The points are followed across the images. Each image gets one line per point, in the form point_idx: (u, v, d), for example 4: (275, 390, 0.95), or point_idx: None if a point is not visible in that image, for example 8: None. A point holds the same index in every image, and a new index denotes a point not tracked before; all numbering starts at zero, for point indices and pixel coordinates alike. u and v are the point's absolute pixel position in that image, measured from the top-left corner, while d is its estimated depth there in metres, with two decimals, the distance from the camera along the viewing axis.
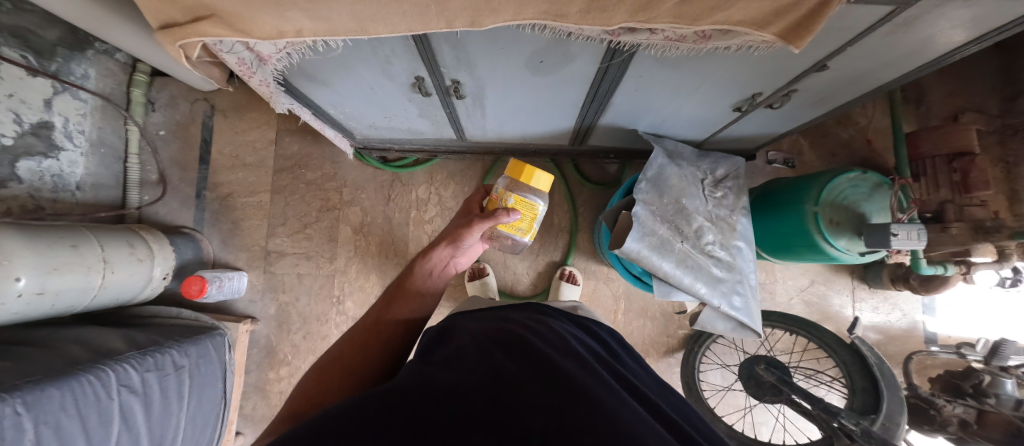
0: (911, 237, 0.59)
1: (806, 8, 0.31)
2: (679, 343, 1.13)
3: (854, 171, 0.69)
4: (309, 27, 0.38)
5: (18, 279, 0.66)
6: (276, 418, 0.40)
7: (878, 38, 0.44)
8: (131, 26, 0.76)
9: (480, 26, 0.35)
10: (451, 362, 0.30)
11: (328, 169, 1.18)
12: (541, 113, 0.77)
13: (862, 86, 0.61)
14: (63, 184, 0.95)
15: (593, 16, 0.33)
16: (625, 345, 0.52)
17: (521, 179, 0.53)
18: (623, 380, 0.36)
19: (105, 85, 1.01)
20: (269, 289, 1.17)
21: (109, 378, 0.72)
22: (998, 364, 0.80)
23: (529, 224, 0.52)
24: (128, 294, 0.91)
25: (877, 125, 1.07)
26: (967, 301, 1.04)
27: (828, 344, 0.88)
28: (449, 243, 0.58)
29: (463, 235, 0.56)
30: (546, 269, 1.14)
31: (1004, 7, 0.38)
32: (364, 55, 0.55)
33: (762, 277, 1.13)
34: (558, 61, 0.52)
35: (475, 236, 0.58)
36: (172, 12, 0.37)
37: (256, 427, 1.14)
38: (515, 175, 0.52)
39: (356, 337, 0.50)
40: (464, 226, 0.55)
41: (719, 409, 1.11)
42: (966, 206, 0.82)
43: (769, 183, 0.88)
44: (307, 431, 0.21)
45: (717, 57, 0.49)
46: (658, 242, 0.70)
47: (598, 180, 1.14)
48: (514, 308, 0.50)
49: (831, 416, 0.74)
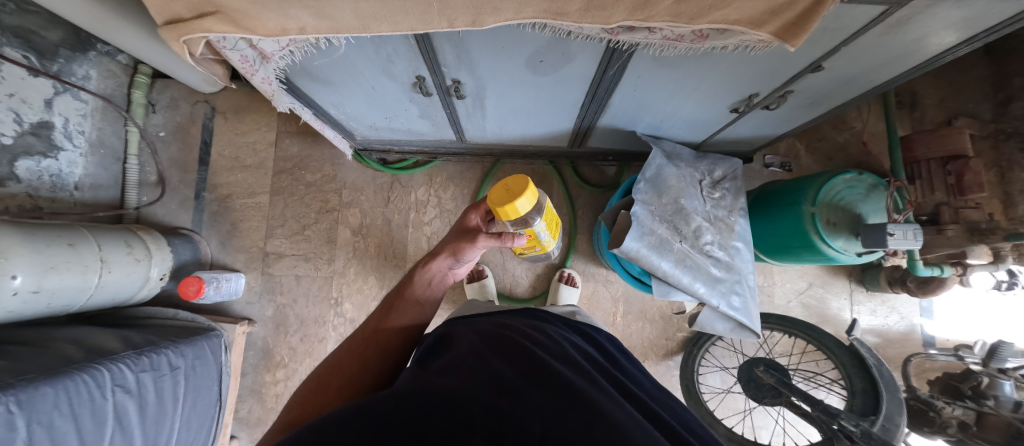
0: (907, 237, 0.59)
1: (801, 6, 0.31)
2: (678, 346, 1.12)
3: (850, 172, 0.70)
4: (312, 24, 0.38)
5: (14, 277, 0.66)
6: (274, 427, 0.40)
7: (873, 38, 0.45)
8: (136, 26, 0.77)
9: (481, 25, 0.35)
10: (450, 370, 0.30)
11: (328, 171, 1.19)
12: (541, 114, 0.77)
13: (856, 87, 0.62)
14: (61, 184, 0.95)
15: (592, 14, 0.34)
16: (624, 351, 0.52)
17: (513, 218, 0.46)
18: (620, 384, 0.37)
19: (106, 86, 1.03)
20: (267, 291, 1.16)
21: (104, 378, 0.71)
22: (996, 366, 0.80)
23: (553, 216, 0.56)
24: (124, 294, 0.90)
25: (872, 129, 1.08)
26: (963, 304, 1.05)
27: (827, 347, 0.88)
28: (450, 255, 0.58)
29: (466, 248, 0.57)
30: (545, 271, 1.14)
31: (994, 8, 0.39)
32: (367, 54, 0.55)
33: (761, 280, 1.13)
34: (558, 61, 0.53)
35: (476, 247, 0.58)
36: (178, 8, 0.38)
37: (251, 431, 1.13)
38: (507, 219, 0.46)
39: (355, 346, 0.49)
40: (468, 240, 0.56)
41: (719, 412, 1.10)
42: (961, 208, 0.84)
43: (765, 186, 0.89)
44: (305, 439, 0.21)
45: (714, 58, 0.50)
46: (657, 241, 0.71)
47: (598, 182, 1.15)
48: (510, 312, 0.51)
49: (832, 418, 0.74)
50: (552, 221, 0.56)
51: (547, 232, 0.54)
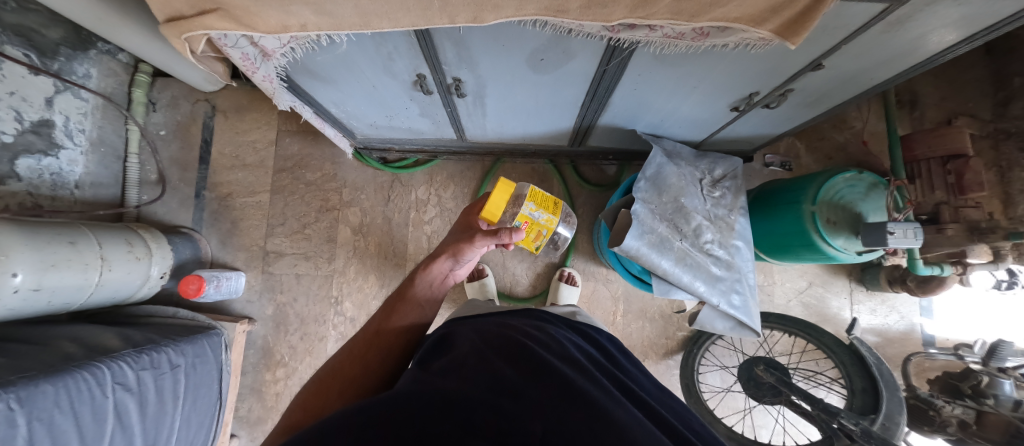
0: (907, 236, 0.59)
1: (801, 4, 0.32)
2: (678, 345, 1.12)
3: (850, 171, 0.70)
4: (313, 21, 0.38)
5: (15, 275, 0.66)
6: (275, 431, 0.40)
7: (873, 37, 0.45)
8: (136, 24, 0.77)
9: (482, 22, 0.36)
10: (451, 371, 0.30)
11: (328, 170, 1.19)
12: (542, 113, 0.77)
13: (856, 86, 0.62)
14: (62, 182, 0.95)
15: (593, 12, 0.34)
16: (624, 350, 0.52)
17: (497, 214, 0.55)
18: (621, 383, 0.37)
19: (107, 85, 1.03)
20: (267, 290, 1.16)
21: (105, 375, 0.71)
22: (995, 365, 0.81)
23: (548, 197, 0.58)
24: (125, 292, 0.90)
25: (872, 128, 1.08)
26: (963, 303, 1.05)
27: (827, 346, 0.88)
28: (450, 256, 0.59)
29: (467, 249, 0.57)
30: (545, 270, 1.15)
31: (994, 6, 0.39)
32: (367, 51, 0.55)
33: (761, 279, 1.13)
34: (559, 59, 0.53)
35: (477, 248, 0.59)
36: (179, 5, 0.38)
37: (251, 430, 1.13)
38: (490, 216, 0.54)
39: (355, 349, 0.49)
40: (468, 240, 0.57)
41: (718, 411, 1.10)
42: (961, 207, 0.84)
43: (766, 185, 0.89)
44: (306, 442, 0.21)
45: (715, 56, 0.50)
46: (657, 240, 0.71)
47: (598, 181, 1.15)
48: (510, 313, 0.51)
49: (831, 417, 0.74)
50: (548, 201, 0.58)
51: (544, 212, 0.57)
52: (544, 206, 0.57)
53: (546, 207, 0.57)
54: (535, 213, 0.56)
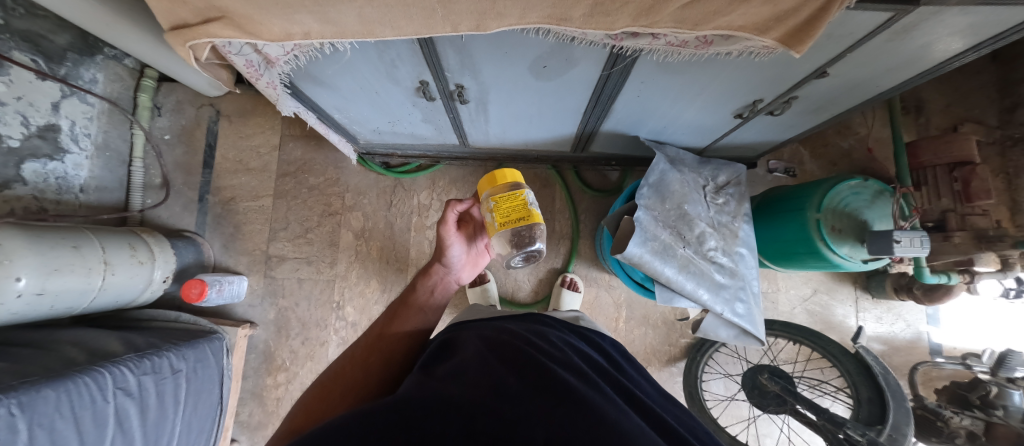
0: (913, 244, 0.58)
1: (806, 13, 0.31)
2: (681, 352, 1.11)
3: (854, 178, 0.70)
4: (317, 29, 0.39)
5: (18, 279, 0.66)
6: (277, 434, 0.40)
7: (879, 45, 0.45)
8: (143, 30, 0.78)
9: (485, 30, 0.36)
10: (452, 378, 0.29)
11: (331, 174, 1.19)
12: (545, 119, 0.77)
13: (862, 92, 0.61)
14: (67, 187, 0.96)
15: (596, 20, 0.33)
16: (628, 356, 0.52)
17: (499, 184, 0.47)
18: (625, 391, 0.36)
19: (113, 89, 1.04)
20: (268, 294, 1.16)
21: (106, 381, 0.71)
22: (1005, 376, 0.78)
23: (510, 211, 0.43)
24: (127, 297, 0.90)
25: (876, 135, 1.08)
26: (968, 311, 1.04)
27: (832, 354, 0.85)
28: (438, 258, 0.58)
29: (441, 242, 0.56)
30: (546, 276, 1.14)
31: (1003, 15, 0.38)
32: (371, 58, 0.55)
33: (764, 286, 1.12)
34: (561, 66, 0.53)
35: (453, 239, 0.56)
36: (184, 13, 0.38)
37: (251, 435, 1.12)
38: (493, 180, 0.48)
39: (358, 353, 0.48)
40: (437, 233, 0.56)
41: (722, 420, 1.09)
42: (968, 215, 0.83)
43: (771, 191, 0.88)
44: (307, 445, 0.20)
45: (718, 63, 0.50)
46: (659, 247, 0.70)
47: (600, 186, 1.15)
48: (514, 318, 0.50)
49: (837, 427, 0.77)
50: (518, 211, 0.43)
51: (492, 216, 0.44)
52: (501, 210, 0.44)
53: (504, 210, 0.43)
54: (489, 211, 0.45)
